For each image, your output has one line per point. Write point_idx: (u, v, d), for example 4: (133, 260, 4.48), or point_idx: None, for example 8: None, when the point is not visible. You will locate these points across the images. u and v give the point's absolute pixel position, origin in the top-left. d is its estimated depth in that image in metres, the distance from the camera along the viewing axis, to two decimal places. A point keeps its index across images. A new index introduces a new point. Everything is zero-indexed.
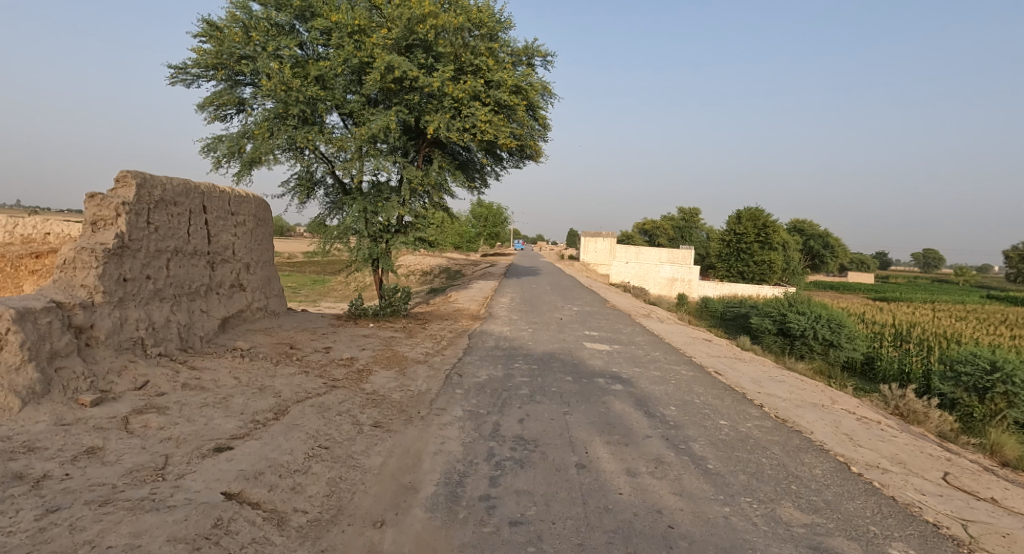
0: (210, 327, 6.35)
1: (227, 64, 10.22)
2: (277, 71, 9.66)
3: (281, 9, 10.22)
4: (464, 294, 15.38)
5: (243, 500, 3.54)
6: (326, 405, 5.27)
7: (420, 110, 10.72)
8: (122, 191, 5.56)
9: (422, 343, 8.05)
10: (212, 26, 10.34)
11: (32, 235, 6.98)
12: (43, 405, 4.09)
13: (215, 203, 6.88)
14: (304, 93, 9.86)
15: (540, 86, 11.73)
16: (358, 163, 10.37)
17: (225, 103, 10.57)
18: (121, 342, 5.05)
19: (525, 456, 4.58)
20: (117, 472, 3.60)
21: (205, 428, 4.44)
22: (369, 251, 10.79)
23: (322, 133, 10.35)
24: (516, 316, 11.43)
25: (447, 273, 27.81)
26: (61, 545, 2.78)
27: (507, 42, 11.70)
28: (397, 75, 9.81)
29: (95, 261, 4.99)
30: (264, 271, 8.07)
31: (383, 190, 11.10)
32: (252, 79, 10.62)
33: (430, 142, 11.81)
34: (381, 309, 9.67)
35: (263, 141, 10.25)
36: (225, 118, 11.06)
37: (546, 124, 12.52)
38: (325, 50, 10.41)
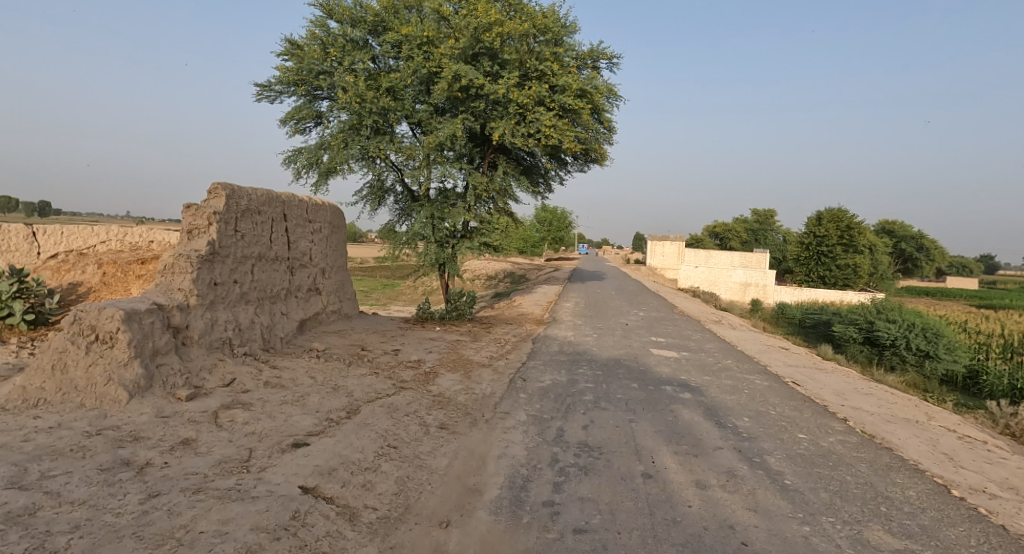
0: (289, 329, 6.70)
1: (306, 80, 10.78)
2: (352, 84, 10.10)
3: (355, 25, 10.66)
4: (529, 298, 15.42)
5: (318, 494, 3.82)
6: (395, 405, 5.41)
7: (486, 117, 10.87)
8: (214, 202, 5.95)
9: (486, 347, 8.14)
10: (293, 45, 10.96)
11: (139, 243, 7.95)
12: (146, 398, 4.49)
13: (295, 211, 7.26)
14: (377, 104, 10.24)
15: (606, 89, 11.54)
16: (426, 170, 10.61)
17: (304, 117, 11.14)
18: (212, 342, 5.42)
19: (589, 463, 4.53)
20: (208, 463, 4.00)
21: (285, 424, 4.71)
22: (436, 256, 11.06)
23: (392, 142, 10.68)
24: (580, 321, 11.33)
25: (512, 278, 27.93)
26: (161, 527, 3.21)
27: (572, 47, 11.65)
28: (463, 83, 10.01)
29: (190, 267, 5.36)
30: (338, 276, 8.44)
31: (449, 196, 11.26)
32: (329, 93, 11.11)
33: (495, 148, 11.91)
34: (448, 313, 9.91)
35: (338, 151, 10.69)
36: (304, 132, 11.67)
37: (611, 127, 12.32)
38: (396, 62, 10.74)
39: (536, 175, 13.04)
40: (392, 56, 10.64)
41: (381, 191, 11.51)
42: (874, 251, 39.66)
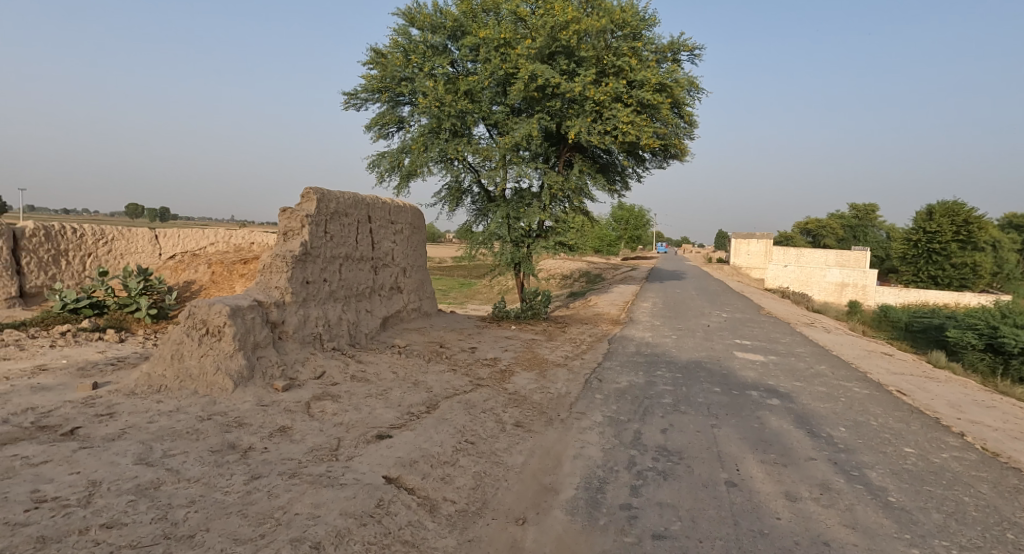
0: (372, 326, 7.02)
1: (390, 87, 11.22)
2: (432, 89, 10.38)
3: (435, 31, 10.97)
4: (603, 298, 15.20)
5: (401, 484, 3.99)
6: (472, 402, 5.53)
7: (562, 115, 10.82)
8: (306, 205, 6.32)
9: (561, 346, 8.13)
10: (378, 54, 11.44)
11: (242, 244, 8.69)
12: (249, 388, 4.90)
13: (378, 213, 7.56)
14: (455, 107, 10.45)
15: (687, 82, 11.13)
16: (502, 171, 10.71)
17: (387, 122, 11.59)
18: (305, 337, 5.79)
19: (668, 468, 4.39)
20: (302, 450, 4.30)
21: (370, 416, 4.95)
22: (512, 256, 11.17)
23: (470, 144, 10.83)
24: (658, 321, 11.03)
25: (587, 278, 27.63)
26: (263, 507, 3.53)
27: (651, 40, 11.36)
28: (540, 82, 10.01)
29: (286, 266, 5.75)
30: (418, 275, 8.73)
31: (525, 195, 11.31)
32: (411, 98, 11.48)
33: (571, 147, 11.82)
34: (523, 312, 10.01)
35: (418, 154, 11.03)
36: (387, 137, 12.15)
37: (692, 121, 11.89)
38: (474, 66, 10.93)
39: (612, 173, 12.82)
40: (470, 59, 10.84)
41: (459, 193, 11.75)
42: (995, 248, 35.54)
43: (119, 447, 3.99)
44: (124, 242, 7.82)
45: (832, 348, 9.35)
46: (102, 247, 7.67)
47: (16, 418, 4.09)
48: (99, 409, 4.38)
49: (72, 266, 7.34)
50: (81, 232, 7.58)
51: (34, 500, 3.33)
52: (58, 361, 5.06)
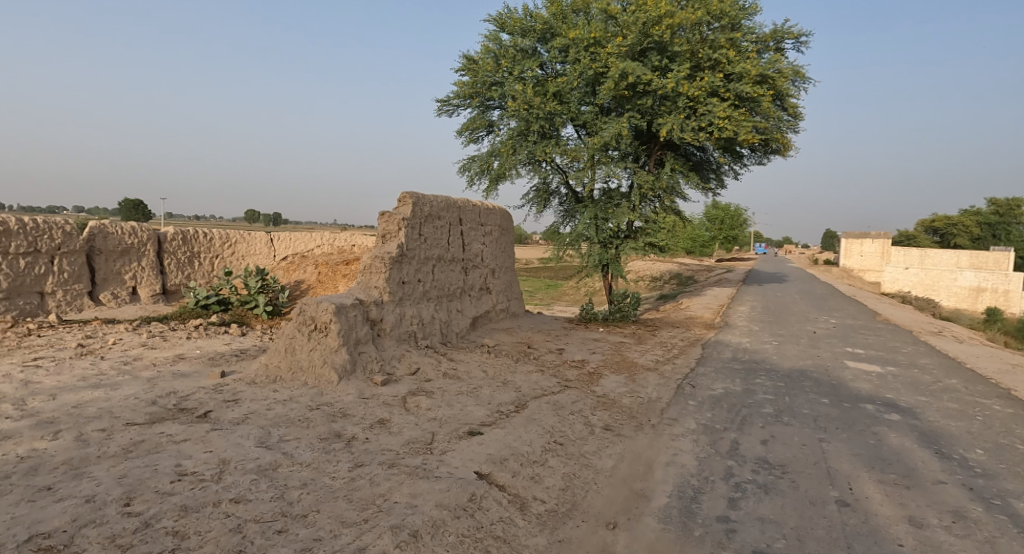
0: (463, 325, 7.24)
1: (481, 92, 11.43)
2: (521, 92, 10.44)
3: (525, 35, 11.05)
4: (696, 301, 14.59)
5: (492, 481, 4.08)
6: (561, 403, 5.54)
7: (653, 113, 10.51)
8: (402, 209, 6.64)
9: (651, 350, 7.91)
10: (470, 60, 11.71)
11: (345, 246, 9.29)
12: (351, 381, 5.25)
13: (469, 215, 7.77)
14: (544, 109, 10.44)
15: (791, 72, 10.42)
16: (590, 171, 10.56)
17: (478, 127, 11.80)
18: (401, 334, 6.10)
19: (769, 482, 4.14)
20: (399, 442, 4.54)
21: (462, 413, 5.11)
22: (600, 257, 11.01)
23: (558, 145, 10.73)
24: (757, 327, 10.42)
25: (677, 279, 26.55)
26: (366, 493, 3.77)
27: (750, 30, 10.78)
28: (631, 80, 9.77)
29: (384, 267, 6.09)
30: (507, 276, 8.85)
31: (614, 196, 11.10)
32: (500, 102, 11.62)
33: (662, 145, 11.44)
34: (611, 314, 9.88)
35: (507, 157, 11.12)
36: (478, 141, 12.38)
37: (797, 113, 11.11)
38: (563, 67, 10.88)
39: (706, 171, 12.28)
40: (559, 60, 10.81)
41: (546, 194, 11.71)
42: None
43: (243, 430, 4.43)
44: (244, 244, 8.71)
45: (965, 360, 8.33)
46: (227, 250, 8.58)
47: (162, 400, 4.67)
48: (227, 395, 4.89)
49: (202, 266, 8.30)
50: (211, 236, 8.53)
51: (177, 472, 3.81)
52: (193, 351, 5.72)
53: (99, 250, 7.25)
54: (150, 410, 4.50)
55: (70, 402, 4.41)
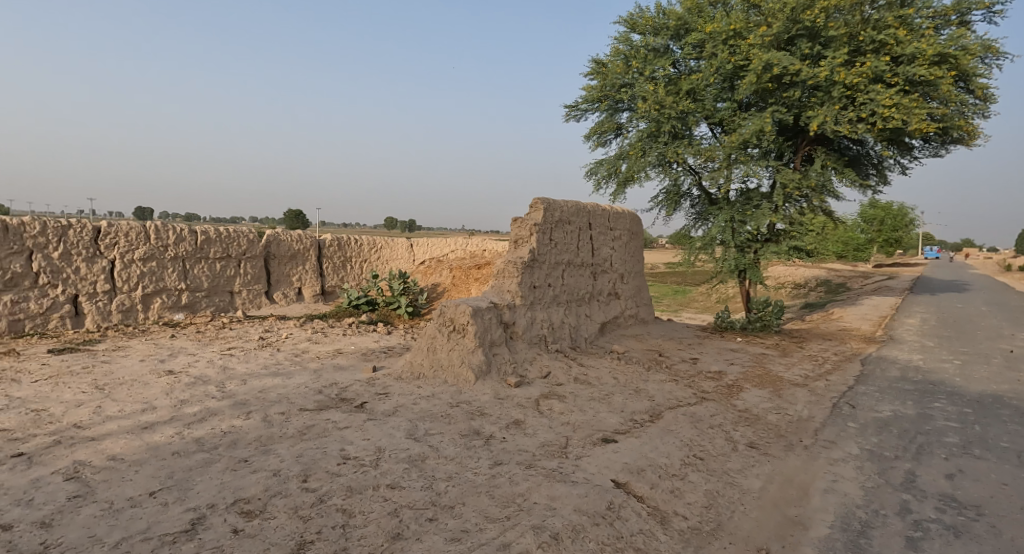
0: (592, 330, 7.22)
1: (610, 95, 11.24)
2: (652, 92, 10.09)
3: (657, 34, 10.65)
4: (850, 311, 13.06)
5: (630, 491, 4.01)
6: (699, 416, 5.29)
7: (801, 106, 9.65)
8: (534, 214, 6.78)
9: (799, 364, 7.24)
10: (598, 63, 11.51)
11: (476, 252, 9.80)
12: (487, 381, 5.49)
13: (598, 220, 7.70)
14: (676, 108, 9.98)
15: (981, 47, 8.96)
16: (726, 171, 9.89)
17: (606, 130, 11.66)
18: (532, 338, 6.25)
19: (958, 524, 3.58)
20: (535, 443, 4.63)
21: (595, 419, 5.09)
22: (736, 262, 10.31)
23: (691, 145, 10.20)
24: (931, 343, 9.05)
25: (824, 285, 23.93)
26: (506, 491, 3.89)
27: (925, 4, 9.46)
28: (777, 72, 9.02)
29: (516, 272, 6.28)
30: (636, 281, 8.63)
31: (753, 196, 10.34)
32: (630, 104, 11.34)
33: (811, 139, 10.43)
34: (750, 323, 9.25)
35: (635, 160, 10.83)
36: (606, 144, 12.23)
37: (987, 94, 9.52)
38: (698, 63, 10.35)
39: (864, 166, 11.00)
40: (694, 57, 10.29)
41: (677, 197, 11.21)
42: None
43: (394, 422, 4.81)
44: (388, 250, 9.58)
45: None
46: (374, 255, 9.44)
47: (327, 390, 5.24)
48: (379, 388, 5.36)
49: (353, 269, 9.23)
50: (361, 243, 9.44)
51: (342, 456, 4.24)
52: (349, 347, 6.35)
53: (274, 255, 8.40)
54: (318, 398, 5.08)
55: (257, 387, 5.12)
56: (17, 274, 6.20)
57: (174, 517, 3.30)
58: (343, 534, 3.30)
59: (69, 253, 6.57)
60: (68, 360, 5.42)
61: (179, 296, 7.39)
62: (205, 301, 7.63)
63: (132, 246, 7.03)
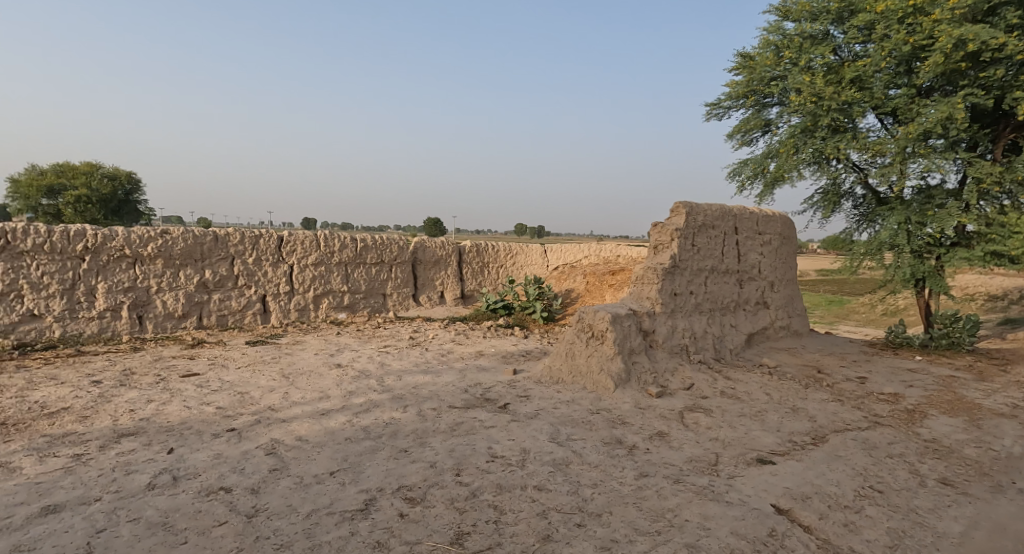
0: (738, 341, 6.79)
1: (757, 89, 10.49)
2: (808, 83, 9.19)
3: (816, 19, 9.67)
4: None
5: (794, 519, 3.65)
6: (872, 443, 4.69)
7: (1006, 87, 8.21)
8: (675, 219, 6.54)
9: (1002, 391, 6.11)
10: (745, 57, 10.85)
11: (610, 258, 9.75)
12: (627, 390, 5.42)
13: (746, 224, 7.20)
14: (838, 99, 8.97)
15: None
16: (901, 167, 8.67)
17: (751, 128, 10.92)
18: (673, 347, 6.05)
19: None
20: (682, 458, 4.43)
21: (748, 438, 4.74)
22: (912, 269, 9.02)
23: (855, 139, 9.13)
24: None
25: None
26: (655, 505, 3.76)
27: None
28: (973, 48, 7.73)
29: (656, 279, 6.11)
30: (788, 290, 7.94)
31: (936, 194, 8.98)
32: (781, 98, 10.47)
33: (1018, 125, 8.76)
34: (935, 340, 8.04)
35: (786, 157, 9.99)
36: (751, 143, 11.44)
37: None
38: (866, 47, 9.21)
39: None
40: (861, 41, 9.20)
41: (837, 197, 10.11)
42: None
43: (537, 424, 4.90)
44: (523, 256, 9.86)
45: None
46: (509, 260, 9.79)
47: (472, 389, 5.51)
48: (520, 390, 5.52)
49: (490, 274, 9.66)
50: (497, 248, 9.83)
51: (490, 454, 4.40)
52: (490, 349, 6.63)
53: (420, 261, 9.08)
54: (465, 396, 5.36)
55: (411, 383, 5.54)
56: (223, 276, 7.48)
57: (350, 496, 3.65)
58: (497, 530, 3.41)
59: (260, 258, 7.73)
60: (260, 351, 6.33)
61: (342, 298, 8.28)
62: (362, 302, 8.47)
63: (306, 252, 8.02)
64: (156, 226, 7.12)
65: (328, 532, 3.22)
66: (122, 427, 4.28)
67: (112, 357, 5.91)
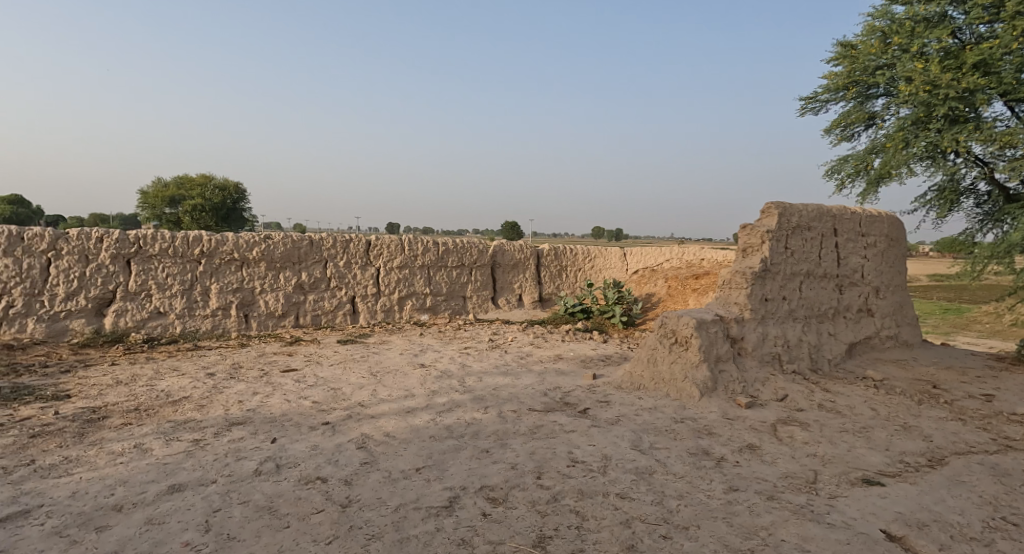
0: (837, 351, 6.32)
1: (860, 80, 9.76)
2: (921, 71, 8.37)
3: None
4: None
5: (908, 547, 3.30)
6: (1003, 469, 4.16)
7: None
8: (767, 220, 6.20)
9: None
10: (846, 46, 10.14)
11: (693, 260, 9.42)
12: (713, 399, 5.20)
13: (847, 225, 6.67)
14: (957, 86, 8.06)
15: None
16: None
17: (852, 121, 10.17)
18: (764, 355, 5.74)
19: None
20: (775, 473, 4.15)
21: (851, 455, 4.37)
22: None
23: (979, 130, 8.14)
24: None
25: None
26: (747, 522, 3.54)
27: None
28: None
29: (745, 283, 5.83)
30: (897, 296, 7.26)
31: None
32: (888, 88, 9.66)
33: None
34: None
35: (894, 152, 9.19)
36: (852, 137, 10.66)
37: None
38: (993, 27, 8.22)
39: None
40: (987, 20, 8.22)
41: (955, 194, 9.12)
42: None
43: (618, 431, 4.80)
44: (602, 259, 9.73)
45: None
46: (588, 263, 9.71)
47: (551, 393, 5.50)
48: (600, 395, 5.45)
49: (568, 278, 9.63)
50: (575, 252, 9.79)
51: (571, 458, 4.37)
52: (569, 352, 6.61)
53: (499, 264, 9.22)
54: (544, 399, 5.37)
55: (492, 385, 5.63)
56: (318, 278, 8.00)
57: (436, 493, 3.76)
58: (579, 536, 3.36)
59: (350, 262, 8.18)
60: (350, 349, 6.70)
61: (425, 299, 8.58)
62: (443, 304, 8.73)
63: (391, 256, 8.38)
64: (260, 232, 7.73)
65: (415, 526, 3.33)
66: (232, 416, 4.69)
67: (223, 352, 6.50)
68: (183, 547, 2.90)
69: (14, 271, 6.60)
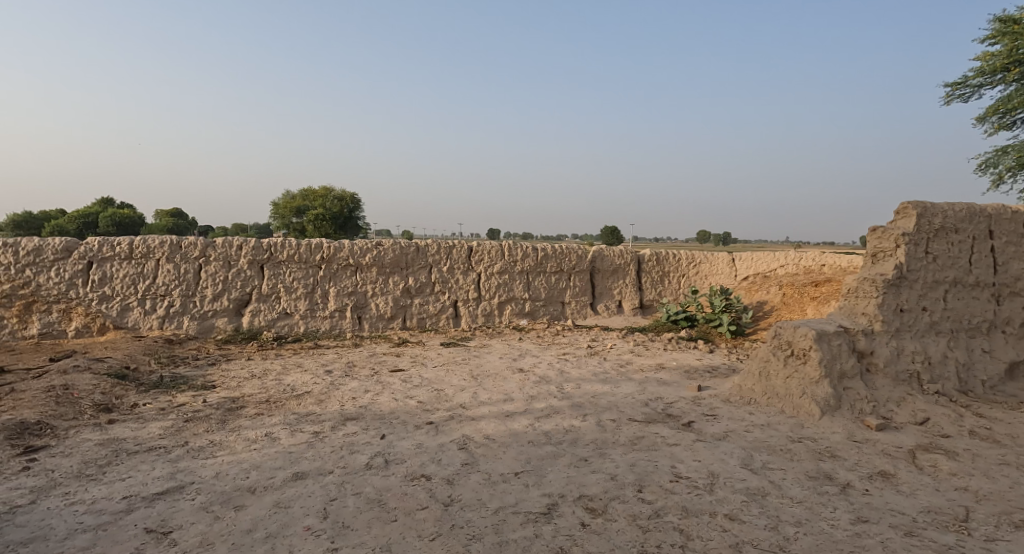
0: (995, 371, 5.44)
1: None
2: None
3: None
4: None
5: None
6: None
7: None
8: (902, 222, 5.52)
9: None
10: (1007, 21, 8.75)
11: (812, 266, 8.55)
12: (837, 419, 4.72)
13: (1007, 226, 5.72)
14: None
15: None
16: None
17: (1015, 107, 8.73)
18: (898, 373, 5.10)
19: None
20: (915, 505, 3.62)
21: (1016, 493, 3.70)
22: None
23: None
24: None
25: None
26: None
27: None
28: None
29: (876, 292, 5.24)
30: None
31: None
32: None
33: None
34: None
35: None
36: (1014, 125, 9.16)
37: None
38: None
39: None
40: None
41: None
42: None
43: (726, 447, 4.50)
44: (708, 265, 9.23)
45: None
46: (692, 269, 9.26)
47: (653, 404, 5.30)
48: (706, 409, 5.16)
49: (671, 284, 9.27)
50: (679, 257, 9.40)
51: (673, 473, 4.15)
52: (672, 362, 6.34)
53: (598, 270, 9.09)
54: (645, 410, 5.18)
55: (590, 392, 5.54)
56: (423, 283, 8.41)
57: (534, 499, 3.76)
58: None
59: (453, 267, 8.51)
60: (453, 352, 6.96)
61: (524, 304, 8.69)
62: (542, 309, 8.78)
63: (492, 262, 8.60)
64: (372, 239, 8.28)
65: (515, 531, 3.35)
66: (347, 411, 5.05)
67: (340, 351, 7.05)
68: (305, 531, 3.16)
69: (175, 275, 7.70)
